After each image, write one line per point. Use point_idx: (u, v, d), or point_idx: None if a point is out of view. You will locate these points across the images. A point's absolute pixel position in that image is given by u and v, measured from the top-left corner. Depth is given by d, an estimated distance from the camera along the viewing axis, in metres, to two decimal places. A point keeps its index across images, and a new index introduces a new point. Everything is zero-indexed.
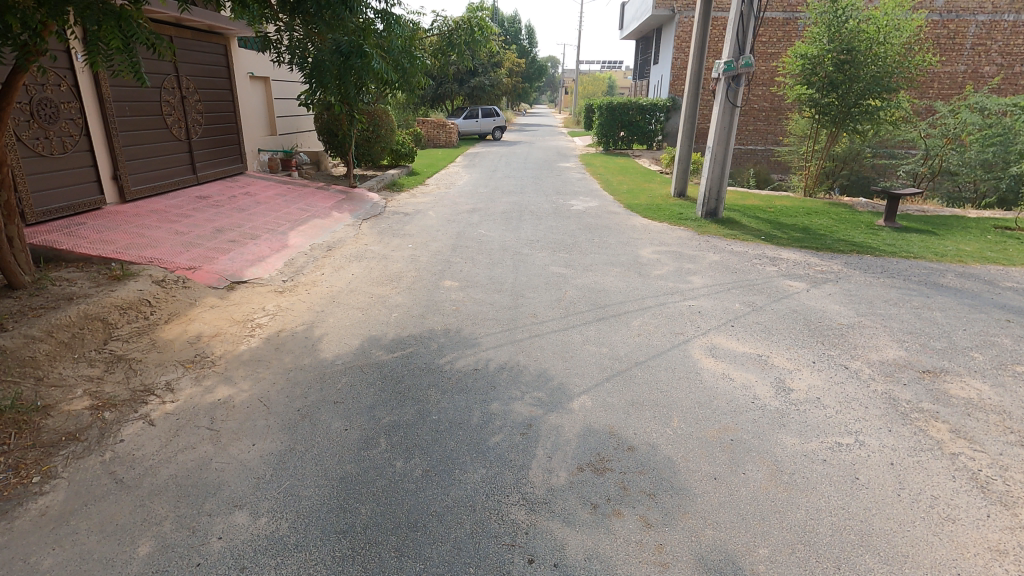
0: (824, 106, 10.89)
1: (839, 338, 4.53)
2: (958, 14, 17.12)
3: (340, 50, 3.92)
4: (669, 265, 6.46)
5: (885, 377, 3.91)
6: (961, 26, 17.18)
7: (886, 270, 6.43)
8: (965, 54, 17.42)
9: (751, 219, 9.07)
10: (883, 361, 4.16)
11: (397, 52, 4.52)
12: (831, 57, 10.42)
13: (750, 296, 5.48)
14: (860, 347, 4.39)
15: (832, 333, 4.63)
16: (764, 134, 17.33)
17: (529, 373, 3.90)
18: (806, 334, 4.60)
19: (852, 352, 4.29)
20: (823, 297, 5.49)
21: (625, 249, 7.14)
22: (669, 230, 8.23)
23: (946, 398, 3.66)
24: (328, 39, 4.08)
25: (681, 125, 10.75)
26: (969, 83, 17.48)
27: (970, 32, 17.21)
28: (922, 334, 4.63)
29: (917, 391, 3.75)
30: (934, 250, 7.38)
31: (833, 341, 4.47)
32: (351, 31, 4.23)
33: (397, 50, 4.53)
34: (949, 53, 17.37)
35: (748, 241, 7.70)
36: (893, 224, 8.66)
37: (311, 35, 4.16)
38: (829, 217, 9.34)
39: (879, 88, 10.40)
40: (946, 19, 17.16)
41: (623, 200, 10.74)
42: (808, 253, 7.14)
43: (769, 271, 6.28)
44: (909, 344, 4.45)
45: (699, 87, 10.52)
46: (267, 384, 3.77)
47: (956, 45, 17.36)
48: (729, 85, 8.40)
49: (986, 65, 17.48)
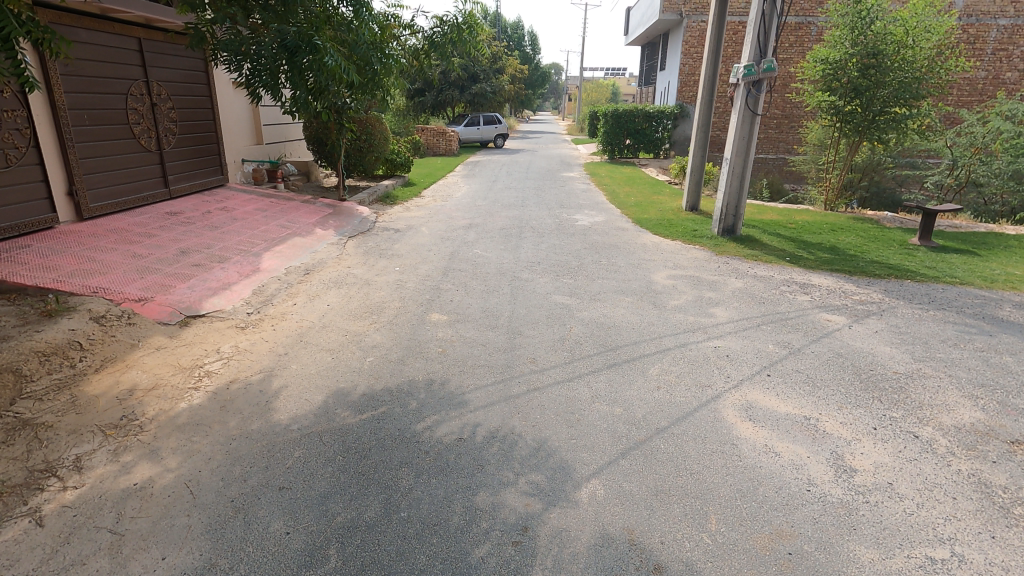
0: (847, 114, 10.15)
1: (899, 394, 3.77)
2: (979, 18, 16.39)
3: (286, 45, 3.31)
4: (686, 293, 5.72)
5: (967, 452, 3.15)
6: (981, 30, 16.45)
7: (933, 300, 5.68)
8: (986, 60, 16.68)
9: (773, 237, 8.32)
10: (959, 428, 3.39)
11: (361, 49, 3.82)
12: (856, 62, 9.69)
13: (783, 334, 4.73)
14: (927, 406, 3.63)
15: (889, 386, 3.87)
16: (776, 142, 16.61)
17: (526, 446, 3.15)
18: (858, 389, 3.83)
19: (919, 414, 3.53)
20: (869, 336, 4.73)
21: (635, 273, 6.40)
22: (683, 250, 7.49)
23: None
24: (271, 30, 3.42)
25: (693, 135, 10.06)
26: (990, 90, 16.71)
27: (991, 36, 16.50)
28: (997, 387, 3.87)
29: (1012, 472, 2.98)
30: (982, 275, 6.60)
31: (894, 398, 3.70)
32: (303, 23, 3.57)
33: (361, 47, 3.83)
34: (970, 58, 16.63)
35: (772, 263, 6.95)
36: (929, 243, 7.92)
37: (254, 27, 3.52)
38: (857, 235, 8.58)
39: (907, 95, 9.66)
40: (966, 23, 16.43)
41: (632, 214, 10.02)
42: (841, 278, 6.39)
43: (801, 302, 5.53)
44: (984, 402, 3.68)
45: (713, 94, 9.81)
46: (200, 461, 3.03)
47: (977, 50, 16.62)
48: (748, 91, 7.67)
49: (1008, 71, 16.73)
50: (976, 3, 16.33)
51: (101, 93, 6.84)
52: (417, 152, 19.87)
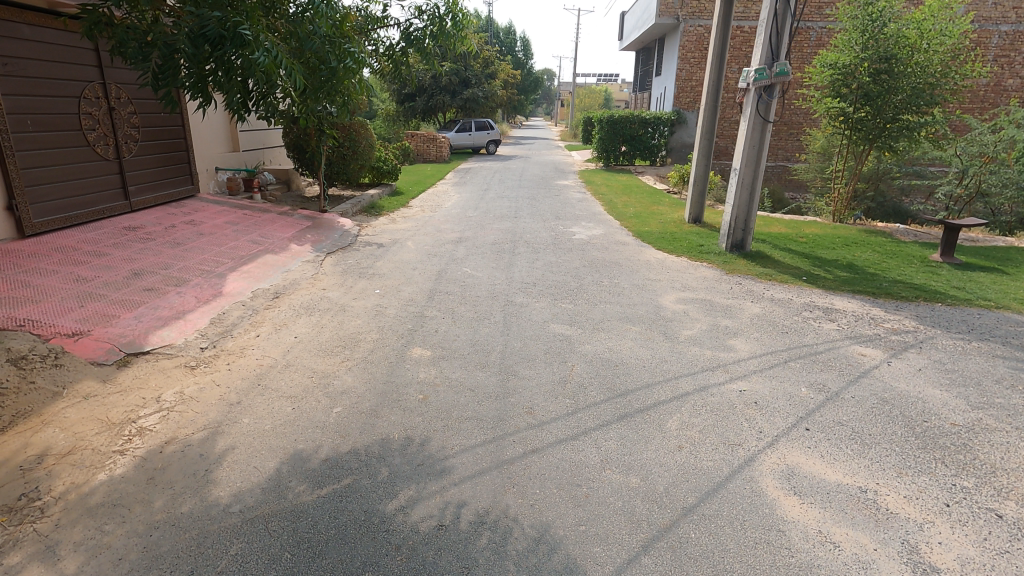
0: (857, 121, 9.63)
1: (965, 454, 3.18)
2: (981, 24, 16.04)
3: (205, 33, 2.70)
4: (699, 322, 5.13)
5: None
6: (983, 36, 16.09)
7: (971, 328, 5.12)
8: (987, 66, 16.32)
9: (785, 253, 7.75)
10: None
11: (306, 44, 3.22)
12: (867, 67, 9.18)
13: (815, 373, 4.13)
14: (1001, 471, 3.04)
15: (951, 443, 3.28)
16: (776, 150, 16.15)
17: (523, 537, 2.52)
18: (916, 448, 3.22)
19: (995, 483, 2.94)
20: (911, 375, 4.15)
21: (641, 296, 5.81)
22: (690, 269, 6.91)
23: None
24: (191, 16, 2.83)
25: (696, 143, 9.52)
26: (992, 97, 16.34)
27: (992, 43, 16.15)
28: None
29: None
30: (1017, 298, 6.06)
31: (960, 461, 3.11)
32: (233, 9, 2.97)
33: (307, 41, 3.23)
34: None
35: (788, 283, 6.38)
36: (952, 260, 7.40)
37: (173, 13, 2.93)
38: (873, 250, 8.03)
39: (921, 101, 9.16)
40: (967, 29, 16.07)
41: (631, 226, 9.46)
42: (866, 301, 5.83)
43: (828, 332, 4.94)
44: None
45: (718, 101, 9.28)
46: (106, 564, 2.37)
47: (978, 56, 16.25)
48: (760, 96, 7.11)
49: (1009, 78, 16.38)
50: (978, 8, 15.97)
51: (48, 97, 6.19)
52: (406, 159, 19.27)
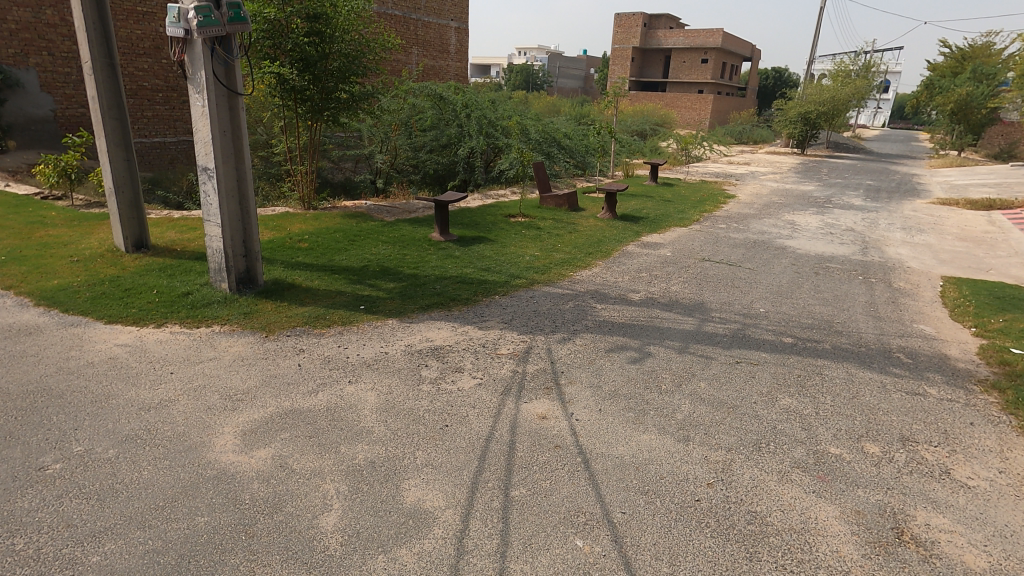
0: (301, 92, 8.25)
1: (751, 522, 2.71)
2: (396, 10, 17.80)
3: None
4: (325, 475, 2.92)
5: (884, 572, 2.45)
6: (398, 19, 17.90)
7: (540, 320, 5.16)
8: (412, 53, 18.62)
9: (306, 273, 6.02)
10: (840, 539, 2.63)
11: None
12: (300, 26, 7.84)
13: (551, 490, 2.89)
14: (792, 523, 2.72)
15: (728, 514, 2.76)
16: (170, 121, 13.13)
17: None
18: (726, 546, 2.56)
19: (805, 556, 2.52)
20: (599, 420, 3.54)
21: (172, 473, 2.87)
22: (207, 351, 4.22)
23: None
24: None
25: (98, 129, 5.90)
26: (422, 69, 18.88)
27: (397, 23, 17.93)
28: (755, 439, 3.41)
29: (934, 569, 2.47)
30: (533, 269, 6.70)
31: (763, 539, 2.61)
32: None
33: None
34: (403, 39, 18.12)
35: (354, 324, 4.85)
36: (449, 235, 7.87)
37: None
38: (380, 242, 7.45)
39: (357, 68, 8.56)
40: (391, 12, 17.62)
41: (19, 284, 5.22)
42: (443, 320, 5.07)
43: (476, 395, 3.79)
44: (775, 467, 3.14)
45: (113, 56, 5.83)
46: None
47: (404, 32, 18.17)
48: (212, 52, 4.76)
49: (412, 55, 18.69)
50: None
51: None
52: None
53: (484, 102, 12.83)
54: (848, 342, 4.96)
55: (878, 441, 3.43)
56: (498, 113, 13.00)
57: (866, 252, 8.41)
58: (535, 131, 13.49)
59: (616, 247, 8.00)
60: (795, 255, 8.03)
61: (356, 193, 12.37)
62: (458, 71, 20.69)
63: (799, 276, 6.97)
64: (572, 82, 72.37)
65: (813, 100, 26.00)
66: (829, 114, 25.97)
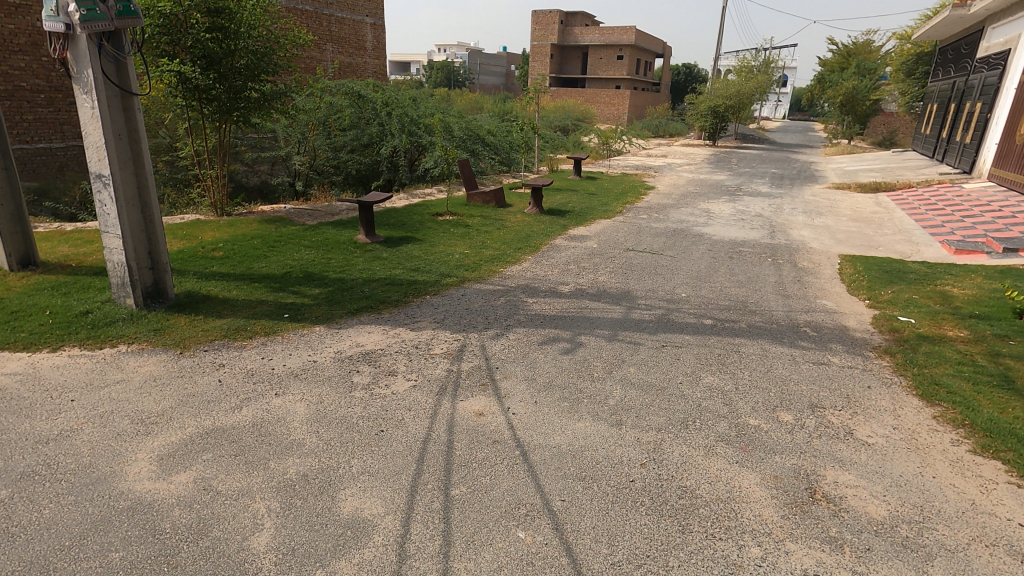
0: (206, 92, 7.76)
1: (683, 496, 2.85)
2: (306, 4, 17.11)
3: None
4: (254, 494, 2.78)
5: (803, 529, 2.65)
6: (309, 14, 17.22)
7: (473, 318, 5.16)
8: (326, 49, 17.98)
9: (222, 283, 5.68)
10: (762, 505, 2.81)
11: None
12: (200, 21, 7.35)
13: (490, 485, 2.90)
14: (719, 493, 2.88)
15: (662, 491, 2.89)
16: (56, 124, 11.95)
17: None
18: (661, 522, 2.68)
19: (732, 523, 2.68)
20: (536, 412, 3.59)
21: (79, 508, 2.63)
22: (113, 373, 3.90)
23: (908, 526, 2.69)
24: None
25: None
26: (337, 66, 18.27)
27: (308, 18, 17.25)
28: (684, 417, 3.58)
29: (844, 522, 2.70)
30: (463, 267, 6.68)
31: (694, 510, 2.76)
32: None
33: None
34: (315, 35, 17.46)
35: (279, 333, 4.64)
36: (376, 237, 7.68)
37: None
38: (303, 247, 7.16)
39: (267, 66, 8.15)
40: (300, 7, 16.92)
41: None
42: (374, 323, 4.95)
43: (411, 398, 3.73)
44: (703, 443, 3.31)
45: None
46: None
47: (316, 28, 17.50)
48: (100, 48, 4.38)
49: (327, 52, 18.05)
50: None
51: None
52: None
53: (404, 100, 12.61)
54: (761, 320, 5.31)
55: (791, 410, 3.70)
56: (420, 111, 12.82)
57: (773, 236, 9.03)
58: (458, 129, 13.43)
59: (544, 241, 8.12)
60: (711, 241, 8.49)
61: (273, 197, 11.81)
62: (376, 68, 20.20)
63: (715, 261, 7.37)
64: (492, 79, 72.68)
65: (721, 94, 27.54)
66: (735, 107, 27.62)
